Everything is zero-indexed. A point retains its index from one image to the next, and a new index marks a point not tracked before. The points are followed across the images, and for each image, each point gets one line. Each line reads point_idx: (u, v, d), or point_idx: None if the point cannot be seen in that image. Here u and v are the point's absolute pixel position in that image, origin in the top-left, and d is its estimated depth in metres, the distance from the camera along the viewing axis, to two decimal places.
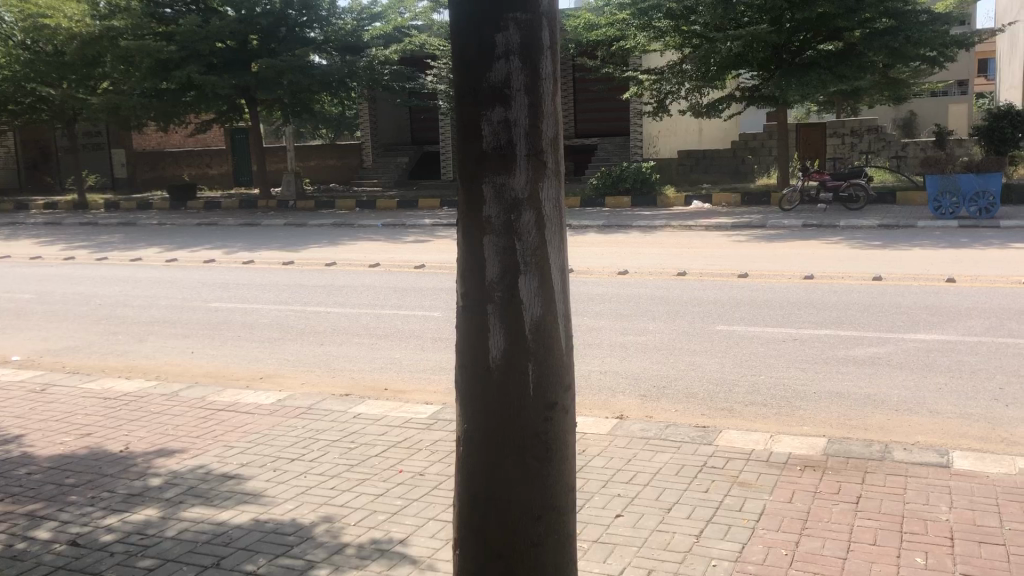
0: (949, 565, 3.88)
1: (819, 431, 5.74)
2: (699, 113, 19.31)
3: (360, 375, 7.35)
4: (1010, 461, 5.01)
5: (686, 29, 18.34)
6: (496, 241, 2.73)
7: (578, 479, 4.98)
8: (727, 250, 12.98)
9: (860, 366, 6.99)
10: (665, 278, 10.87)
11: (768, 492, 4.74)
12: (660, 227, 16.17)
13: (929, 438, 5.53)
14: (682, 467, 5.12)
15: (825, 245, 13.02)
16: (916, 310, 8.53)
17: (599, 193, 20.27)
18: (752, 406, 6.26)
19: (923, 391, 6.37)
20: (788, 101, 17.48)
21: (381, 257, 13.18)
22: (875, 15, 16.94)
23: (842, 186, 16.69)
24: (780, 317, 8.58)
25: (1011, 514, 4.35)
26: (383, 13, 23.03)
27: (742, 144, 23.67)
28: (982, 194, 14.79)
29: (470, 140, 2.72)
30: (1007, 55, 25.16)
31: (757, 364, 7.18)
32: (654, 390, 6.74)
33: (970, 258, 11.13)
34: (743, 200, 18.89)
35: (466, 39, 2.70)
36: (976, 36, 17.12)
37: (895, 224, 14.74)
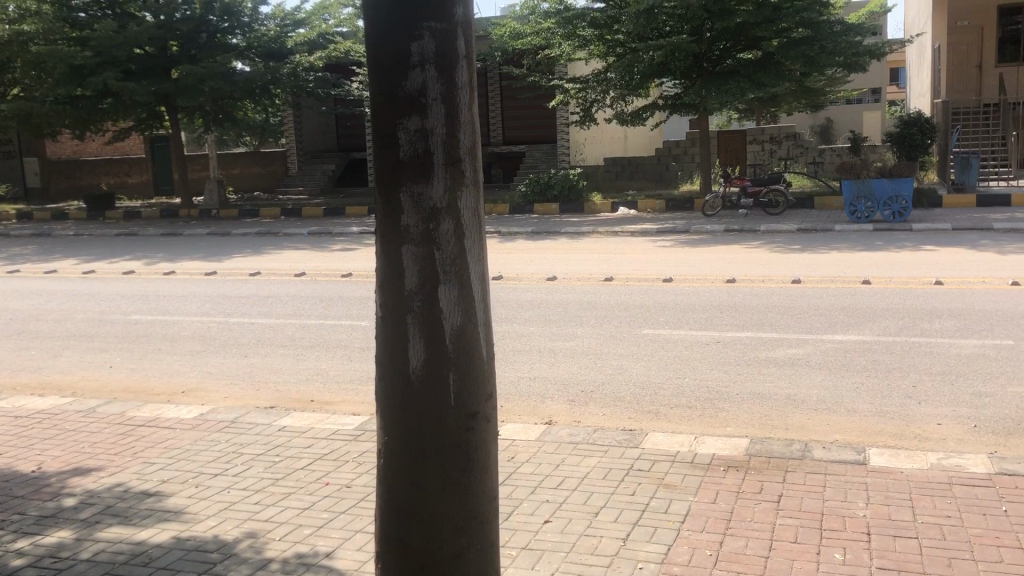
0: (866, 559, 4.00)
1: (742, 432, 5.85)
2: (623, 121, 19.52)
3: (285, 387, 7.23)
4: (922, 457, 5.18)
5: (609, 38, 18.66)
6: (414, 250, 2.71)
7: (507, 486, 4.99)
8: (653, 256, 13.17)
9: (780, 367, 7.16)
10: (593, 284, 10.96)
11: (693, 493, 4.81)
12: (587, 233, 16.33)
13: (847, 436, 5.69)
14: (610, 471, 5.17)
15: (746, 249, 13.32)
16: (834, 311, 8.79)
17: (527, 200, 20.36)
18: (677, 409, 6.35)
19: (841, 390, 6.55)
20: (708, 109, 17.88)
21: (307, 266, 13.02)
22: (791, 25, 17.40)
23: (762, 192, 17.08)
24: (702, 321, 8.74)
25: (923, 507, 4.51)
26: (306, 20, 22.85)
27: (666, 151, 24.03)
28: (894, 199, 15.29)
29: (387, 149, 2.71)
30: (916, 65, 26.14)
31: (682, 368, 7.29)
32: (582, 394, 6.79)
33: (885, 261, 11.50)
34: (667, 207, 19.20)
35: (382, 45, 2.69)
36: (888, 46, 17.65)
37: (814, 229, 15.15)
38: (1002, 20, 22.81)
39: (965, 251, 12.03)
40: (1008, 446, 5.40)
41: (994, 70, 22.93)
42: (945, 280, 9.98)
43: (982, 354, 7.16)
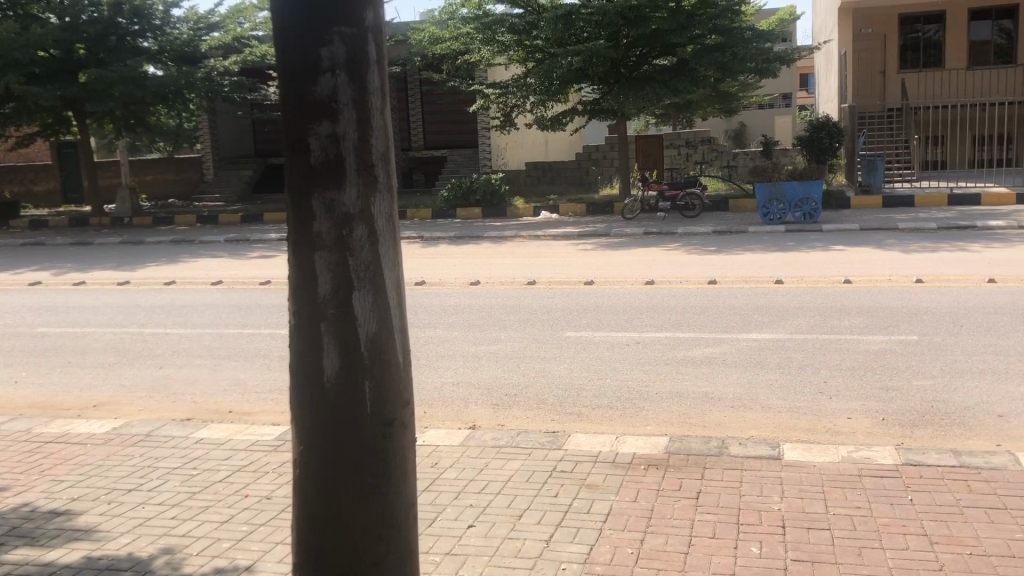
0: (780, 552, 4.11)
1: (662, 431, 5.96)
2: (543, 126, 19.62)
3: (202, 399, 7.07)
4: (833, 450, 5.36)
5: (529, 43, 18.76)
6: (327, 257, 2.69)
7: (430, 492, 4.97)
8: (573, 259, 13.32)
9: (698, 366, 7.31)
10: (516, 288, 11.00)
11: (614, 492, 4.87)
12: (510, 237, 16.39)
13: (762, 433, 5.84)
14: (533, 473, 5.20)
15: (664, 251, 13.56)
16: (748, 311, 9.02)
17: (450, 205, 20.36)
18: (598, 410, 6.42)
19: (756, 387, 6.72)
20: (626, 114, 18.15)
21: (225, 274, 12.75)
22: (704, 32, 17.82)
23: (679, 195, 17.40)
24: (622, 321, 8.89)
25: (835, 499, 4.66)
26: (221, 23, 22.43)
27: (586, 155, 24.35)
28: (805, 201, 15.80)
29: (298, 156, 2.69)
30: (824, 70, 27.02)
31: (604, 369, 7.39)
32: (506, 398, 6.81)
33: (797, 261, 11.84)
34: (588, 210, 19.42)
35: (291, 50, 2.67)
36: (797, 52, 18.20)
37: (729, 231, 15.52)
38: (903, 28, 23.75)
39: (873, 251, 12.48)
40: (913, 438, 5.62)
41: (896, 76, 23.83)
42: (853, 279, 10.33)
43: (889, 350, 7.43)
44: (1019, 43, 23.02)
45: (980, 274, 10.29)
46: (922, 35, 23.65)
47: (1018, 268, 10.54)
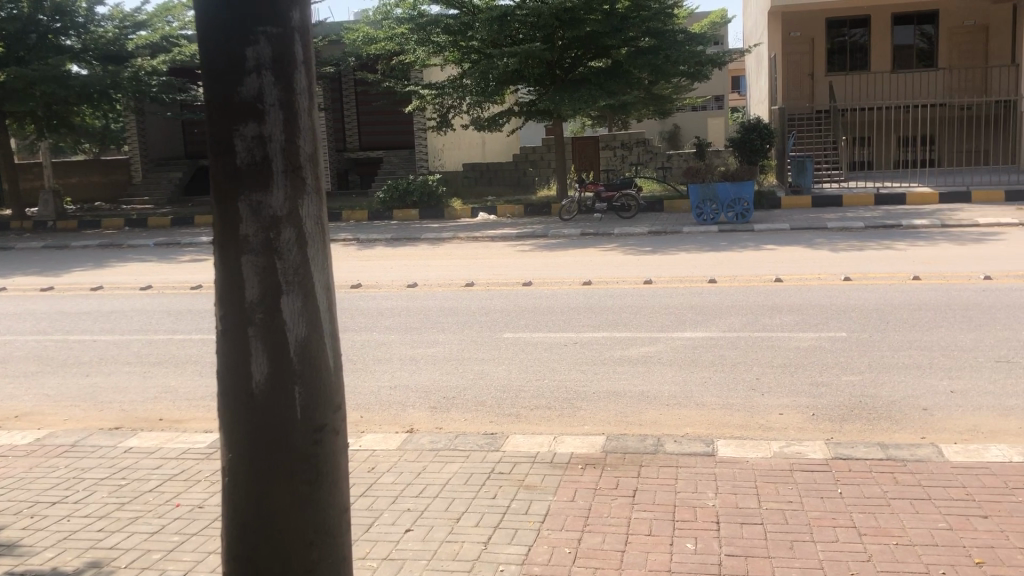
0: (715, 547, 4.16)
1: (599, 430, 5.99)
2: (480, 127, 19.60)
3: (130, 407, 6.88)
4: (766, 445, 5.46)
5: (464, 44, 18.71)
6: (254, 261, 2.64)
7: (366, 498, 4.91)
8: (510, 260, 13.34)
9: (635, 365, 7.37)
10: (453, 289, 10.97)
11: (552, 493, 4.89)
12: (447, 238, 16.34)
13: (696, 430, 5.91)
14: (471, 475, 5.19)
15: (601, 252, 13.66)
16: (683, 310, 9.14)
17: (386, 206, 20.20)
18: (536, 410, 6.44)
19: (691, 385, 6.81)
20: (562, 115, 18.24)
21: (154, 278, 12.45)
22: (638, 34, 18.02)
23: (615, 196, 17.53)
24: (560, 322, 8.93)
25: (767, 494, 4.74)
26: (148, 22, 21.91)
27: (523, 157, 24.45)
28: (737, 201, 16.07)
29: (223, 157, 2.63)
30: (754, 73, 27.59)
31: (541, 369, 7.42)
32: (444, 401, 6.78)
33: (730, 261, 12.05)
34: (525, 212, 19.46)
35: (215, 50, 2.61)
36: (728, 55, 18.49)
37: (664, 231, 15.72)
38: (830, 32, 24.36)
39: (803, 250, 12.75)
40: (841, 432, 5.76)
41: (824, 79, 24.43)
42: (784, 278, 10.54)
43: (819, 346, 7.61)
44: (939, 47, 23.91)
45: (905, 271, 10.59)
46: (848, 39, 24.31)
47: (941, 266, 10.88)
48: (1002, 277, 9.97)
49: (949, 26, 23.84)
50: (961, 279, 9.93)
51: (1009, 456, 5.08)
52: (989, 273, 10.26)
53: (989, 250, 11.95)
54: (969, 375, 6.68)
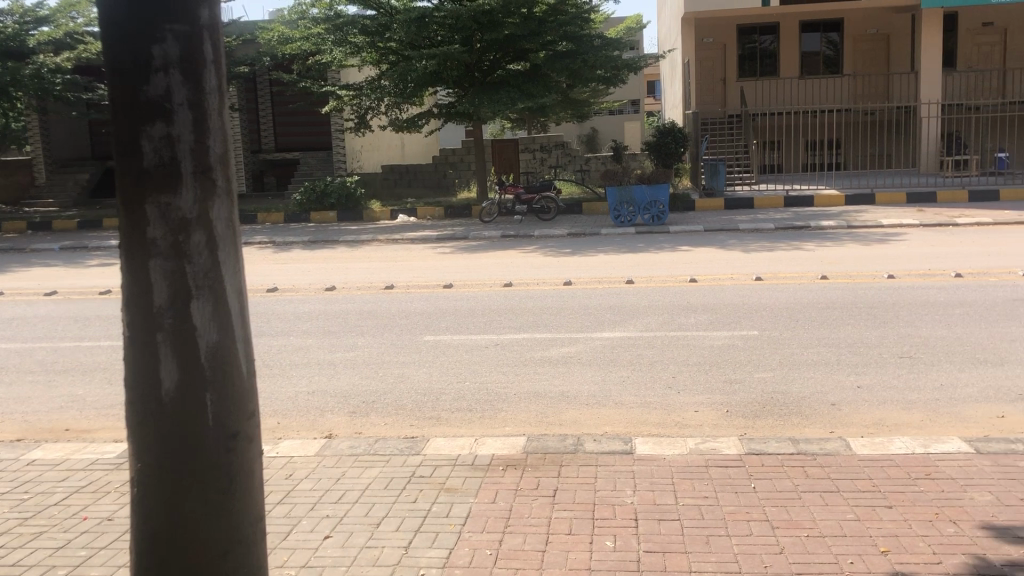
0: (633, 544, 4.22)
1: (520, 431, 6.02)
2: (399, 128, 19.47)
3: (33, 419, 6.60)
4: (682, 443, 5.56)
5: (382, 45, 18.70)
6: (162, 264, 2.57)
7: (284, 505, 4.82)
8: (431, 262, 13.28)
9: (555, 365, 7.43)
10: (372, 292, 10.87)
11: (473, 495, 4.88)
12: (366, 241, 16.19)
13: (615, 428, 6.00)
14: (391, 480, 5.14)
15: (522, 254, 13.72)
16: (602, 311, 9.25)
17: (303, 209, 19.90)
18: (457, 413, 6.43)
19: (609, 385, 6.89)
20: (481, 117, 18.28)
21: (59, 284, 11.98)
22: (555, 38, 18.19)
23: (534, 199, 17.66)
24: (481, 324, 8.92)
25: (684, 490, 4.83)
26: (51, 17, 21.16)
27: (443, 159, 24.63)
28: (653, 203, 16.34)
29: (129, 157, 2.56)
30: (668, 78, 28.18)
31: (462, 371, 7.41)
32: (363, 405, 6.71)
33: (646, 262, 12.25)
34: (446, 214, 19.44)
35: (119, 48, 2.54)
36: (644, 59, 18.77)
37: (583, 233, 15.88)
38: (741, 38, 25.01)
39: (717, 251, 13.04)
40: (754, 428, 5.91)
41: (735, 85, 25.10)
42: (698, 278, 10.77)
43: (733, 345, 7.80)
44: (844, 54, 24.78)
45: (813, 271, 10.94)
46: (758, 46, 25.01)
47: (849, 266, 11.26)
48: (905, 276, 10.38)
49: (853, 33, 24.71)
50: (867, 278, 10.30)
51: (911, 447, 5.29)
52: (892, 271, 10.68)
53: (892, 250, 12.44)
54: (873, 371, 6.94)
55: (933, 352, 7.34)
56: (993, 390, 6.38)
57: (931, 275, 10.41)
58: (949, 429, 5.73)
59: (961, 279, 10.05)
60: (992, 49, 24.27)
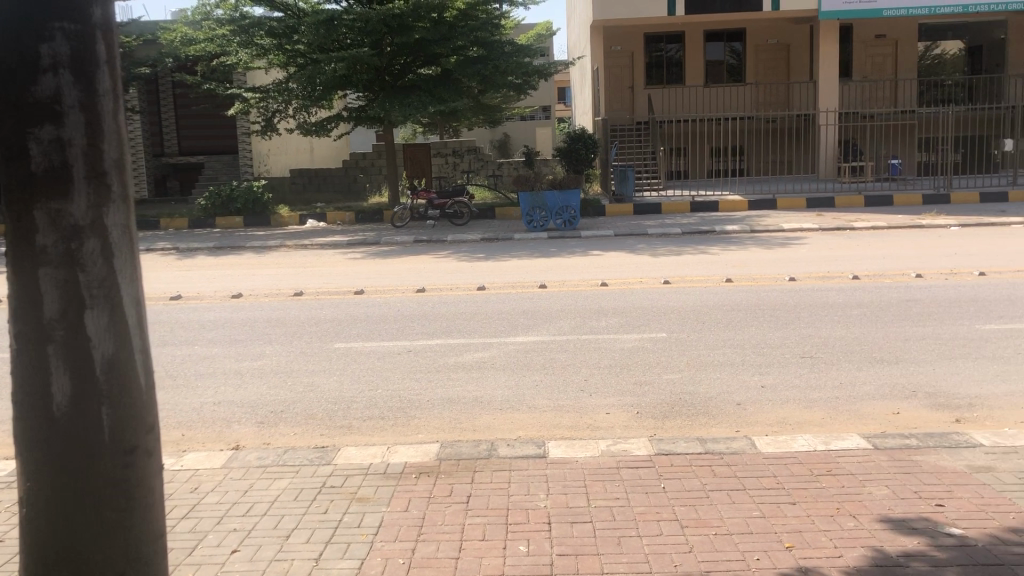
0: (547, 548, 4.24)
1: (433, 438, 5.98)
2: (307, 131, 19.14)
3: None
4: (594, 445, 5.62)
5: (289, 48, 18.38)
6: (53, 273, 2.46)
7: (189, 519, 4.67)
8: (341, 268, 13.10)
9: (468, 371, 7.41)
10: (281, 299, 10.66)
11: (385, 504, 4.82)
12: (274, 247, 15.88)
13: (528, 432, 6.02)
14: (301, 491, 5.04)
15: (434, 259, 13.66)
16: (515, 315, 9.28)
17: (208, 214, 19.36)
18: (368, 421, 6.35)
19: (523, 389, 6.90)
20: (392, 121, 18.14)
21: None
22: (466, 44, 18.17)
23: (447, 204, 17.60)
24: (394, 331, 8.83)
25: (596, 492, 4.88)
26: None
27: (353, 163, 24.40)
28: (564, 209, 16.49)
29: (16, 161, 2.44)
30: (578, 85, 28.53)
31: (374, 379, 7.31)
32: (272, 415, 6.56)
33: (558, 266, 12.36)
34: (356, 218, 19.24)
35: (5, 45, 2.42)
36: (554, 66, 18.93)
37: (496, 238, 15.92)
38: (648, 46, 25.49)
39: (627, 255, 13.24)
40: (663, 428, 6.01)
41: (643, 92, 25.60)
42: (609, 282, 10.92)
43: (643, 347, 7.93)
44: (746, 64, 25.50)
45: (719, 274, 11.23)
46: (664, 54, 25.53)
47: (752, 269, 11.59)
48: (805, 278, 10.74)
49: (755, 43, 25.43)
50: (770, 281, 10.61)
51: (813, 445, 5.46)
52: (793, 274, 11.04)
53: (794, 254, 12.85)
54: (777, 371, 7.15)
55: (832, 352, 7.61)
56: (889, 387, 6.65)
57: (830, 277, 10.81)
58: (848, 426, 5.94)
59: (858, 281, 10.45)
60: (885, 60, 25.33)
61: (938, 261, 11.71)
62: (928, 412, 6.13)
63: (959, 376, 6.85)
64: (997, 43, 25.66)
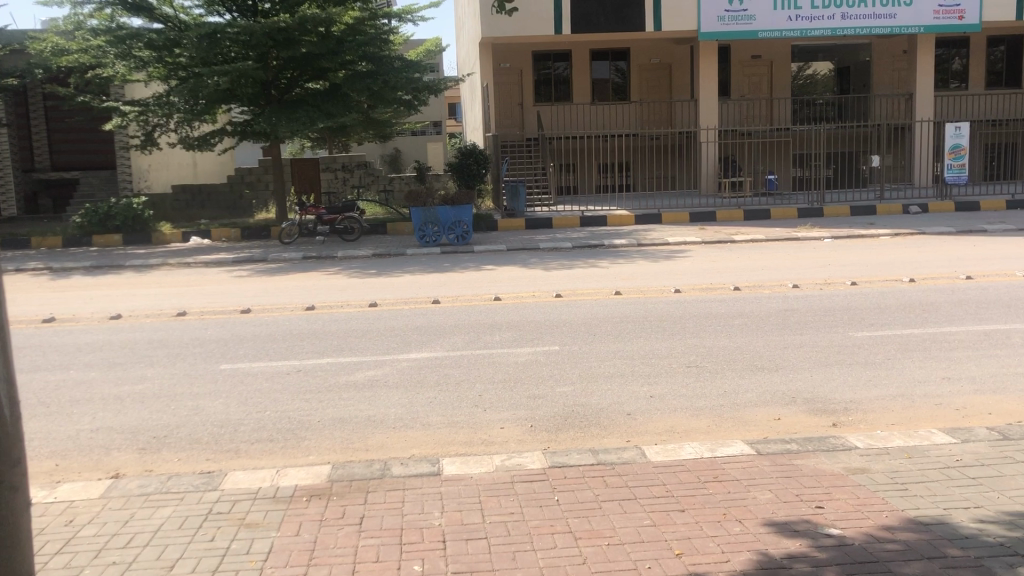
0: (441, 567, 4.21)
1: (324, 459, 5.86)
2: (189, 146, 18.54)
3: None
4: (488, 460, 5.62)
5: (170, 60, 17.88)
6: None
7: (64, 554, 4.43)
8: (227, 287, 12.74)
9: (359, 391, 7.28)
10: (162, 320, 10.28)
11: (275, 529, 4.69)
12: (155, 265, 15.31)
13: (422, 450, 5.97)
14: (186, 519, 4.85)
15: (323, 276, 13.44)
16: (407, 332, 9.21)
17: (84, 231, 18.50)
18: (257, 444, 6.18)
19: (416, 406, 6.85)
20: (279, 137, 17.80)
21: None
22: (354, 58, 18.02)
23: (336, 219, 17.37)
24: (282, 350, 8.64)
25: (491, 508, 4.88)
26: None
27: (238, 179, 23.74)
28: (457, 224, 16.48)
29: None
30: (469, 101, 28.74)
31: (263, 401, 7.10)
32: (155, 441, 6.30)
33: (450, 282, 12.34)
34: (242, 235, 18.74)
35: None
36: (444, 83, 18.93)
37: (387, 254, 15.79)
38: (536, 64, 25.89)
39: (519, 270, 13.34)
40: (556, 441, 6.07)
41: (532, 109, 25.96)
42: (502, 296, 10.97)
43: (535, 359, 8.01)
44: (631, 82, 26.17)
45: (608, 287, 11.45)
46: (552, 72, 25.97)
47: (640, 281, 11.86)
48: (690, 290, 11.07)
49: (638, 62, 26.11)
50: (657, 293, 10.90)
51: (700, 452, 5.61)
52: (678, 286, 11.35)
53: (679, 266, 13.22)
54: (664, 380, 7.32)
55: (716, 361, 7.84)
56: (769, 394, 6.90)
57: (713, 288, 11.18)
58: (733, 432, 6.13)
59: (739, 292, 10.84)
60: (761, 80, 26.45)
61: (814, 272, 12.25)
62: (808, 417, 6.39)
63: (834, 381, 7.17)
64: (863, 64, 27.14)
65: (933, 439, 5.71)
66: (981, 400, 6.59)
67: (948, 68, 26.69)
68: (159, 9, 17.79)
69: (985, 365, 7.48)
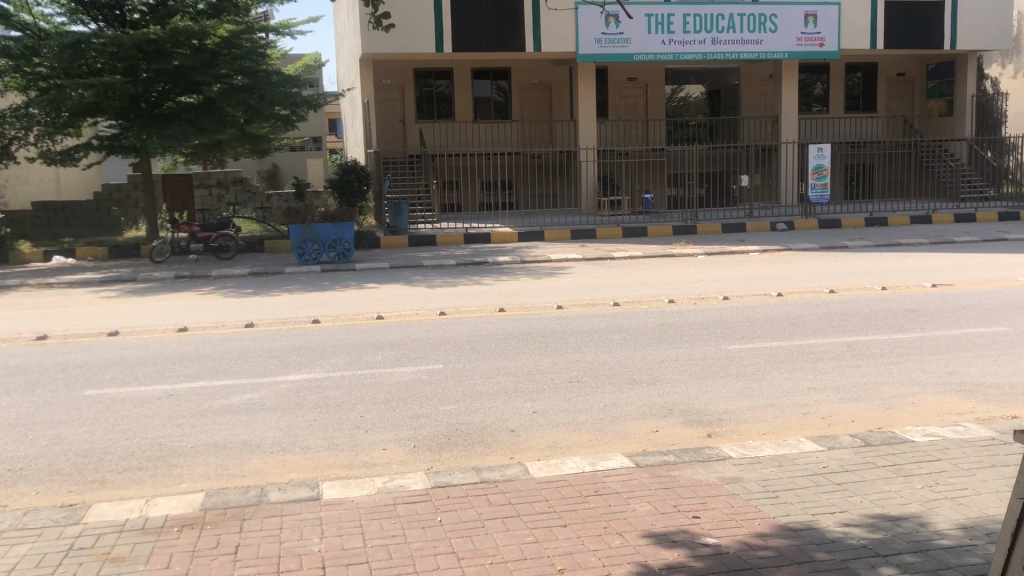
0: None
1: (197, 487, 5.62)
2: (50, 161, 17.59)
3: None
4: (369, 483, 5.52)
5: (28, 70, 16.98)
6: None
7: None
8: (92, 308, 12.13)
9: (234, 415, 7.02)
10: (20, 345, 9.67)
11: (143, 562, 4.46)
12: (13, 286, 14.45)
13: (301, 474, 5.81)
14: (43, 556, 4.56)
15: (197, 296, 12.97)
16: (286, 352, 8.98)
17: None
18: (125, 473, 5.88)
19: (295, 430, 6.66)
20: (150, 153, 17.12)
21: None
22: (229, 72, 17.50)
23: (210, 237, 16.79)
24: (151, 374, 8.27)
25: (372, 531, 4.78)
26: None
27: (106, 196, 22.78)
28: (338, 241, 16.22)
29: None
30: (350, 117, 28.44)
31: (132, 427, 6.78)
32: (10, 474, 5.90)
33: (331, 300, 12.11)
34: (110, 253, 17.90)
35: None
36: (323, 99, 18.61)
37: (266, 272, 15.40)
38: (418, 81, 25.84)
39: (401, 288, 13.24)
40: (439, 460, 6.01)
41: (414, 125, 25.87)
42: (384, 315, 10.84)
43: (418, 379, 7.93)
44: (513, 101, 26.44)
45: (491, 304, 11.48)
46: (434, 89, 25.98)
47: (522, 298, 11.94)
48: (571, 306, 11.23)
49: (520, 81, 26.41)
50: (539, 309, 11.00)
51: (581, 467, 5.67)
52: (560, 302, 11.49)
53: (561, 283, 13.41)
54: (548, 397, 7.35)
55: (598, 375, 7.96)
56: (648, 407, 7.03)
57: (594, 304, 11.38)
58: (613, 445, 6.23)
59: (618, 307, 11.06)
60: (637, 101, 27.19)
61: (689, 287, 12.64)
62: (684, 429, 6.55)
63: (709, 394, 7.38)
64: (732, 88, 28.28)
65: (801, 447, 5.95)
66: (845, 408, 6.91)
67: (811, 92, 28.14)
68: (15, 16, 16.88)
69: (848, 374, 7.86)
